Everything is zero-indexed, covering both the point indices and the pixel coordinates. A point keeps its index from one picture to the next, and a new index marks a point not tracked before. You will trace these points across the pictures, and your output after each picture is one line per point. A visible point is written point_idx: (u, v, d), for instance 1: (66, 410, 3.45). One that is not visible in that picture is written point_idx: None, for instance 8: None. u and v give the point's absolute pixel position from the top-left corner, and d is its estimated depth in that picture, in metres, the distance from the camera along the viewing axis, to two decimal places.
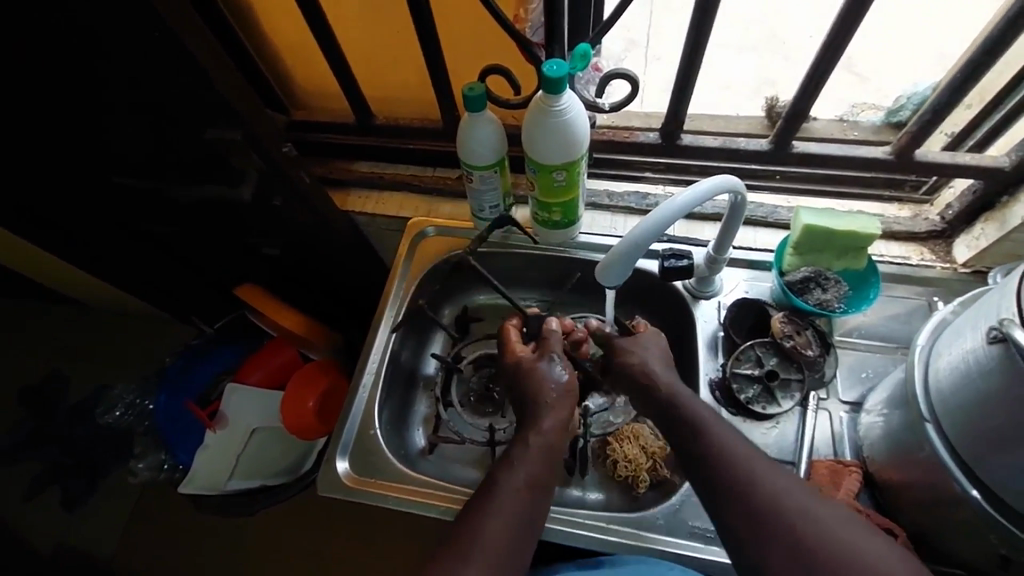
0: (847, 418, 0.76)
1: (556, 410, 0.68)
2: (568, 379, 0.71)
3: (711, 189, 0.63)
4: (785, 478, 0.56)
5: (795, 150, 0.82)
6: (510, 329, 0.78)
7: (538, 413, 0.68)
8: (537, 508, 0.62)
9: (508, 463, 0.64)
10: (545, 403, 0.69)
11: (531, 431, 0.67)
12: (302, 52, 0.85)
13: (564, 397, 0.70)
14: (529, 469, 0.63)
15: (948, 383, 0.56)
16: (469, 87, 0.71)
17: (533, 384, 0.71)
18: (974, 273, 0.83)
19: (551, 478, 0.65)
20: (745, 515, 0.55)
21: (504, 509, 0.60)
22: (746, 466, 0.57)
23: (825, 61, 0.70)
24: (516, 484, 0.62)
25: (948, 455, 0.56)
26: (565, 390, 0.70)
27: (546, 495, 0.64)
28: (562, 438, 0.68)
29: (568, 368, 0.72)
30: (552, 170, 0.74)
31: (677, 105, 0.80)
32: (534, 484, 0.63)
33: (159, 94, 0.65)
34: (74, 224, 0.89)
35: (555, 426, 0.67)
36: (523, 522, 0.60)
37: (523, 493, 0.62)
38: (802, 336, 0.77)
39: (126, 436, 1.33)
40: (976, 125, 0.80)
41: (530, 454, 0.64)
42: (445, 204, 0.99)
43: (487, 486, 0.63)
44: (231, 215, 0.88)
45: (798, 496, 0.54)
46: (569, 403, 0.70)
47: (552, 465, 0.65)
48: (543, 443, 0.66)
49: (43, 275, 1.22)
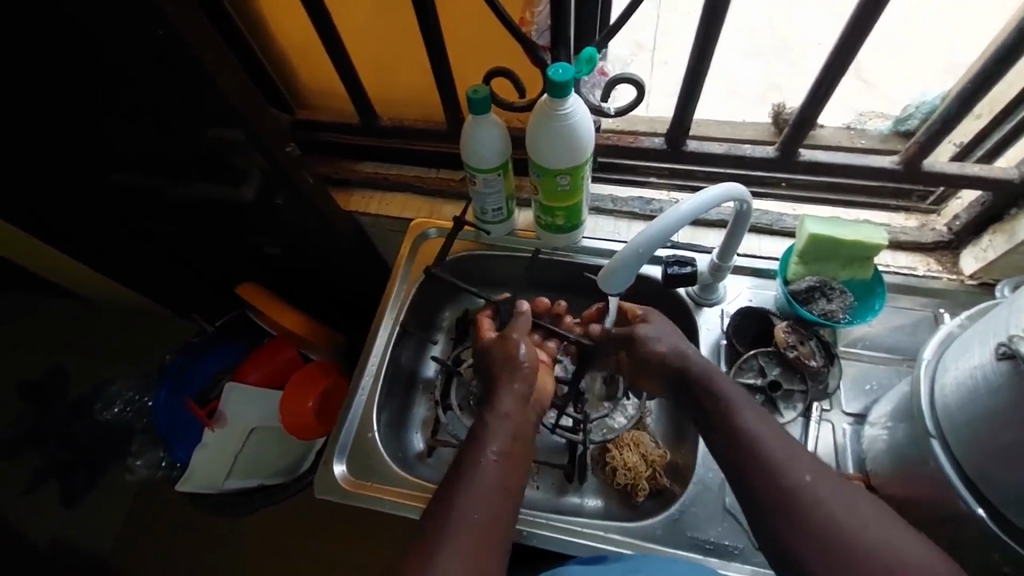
0: (850, 430, 0.75)
1: (509, 386, 0.69)
2: (525, 355, 0.71)
3: (717, 196, 0.62)
4: (822, 473, 0.56)
5: (802, 158, 0.82)
6: (483, 317, 0.81)
7: (494, 390, 0.69)
8: (511, 479, 0.62)
9: (478, 440, 0.64)
10: (500, 379, 0.70)
11: (487, 411, 0.67)
12: (307, 51, 0.84)
13: (514, 373, 0.70)
14: (499, 444, 0.64)
15: (955, 398, 0.55)
16: (473, 90, 0.71)
17: (491, 361, 0.72)
18: (981, 285, 0.82)
19: (522, 450, 0.65)
20: (775, 500, 0.56)
21: (480, 483, 0.60)
22: (774, 450, 0.58)
23: (835, 65, 0.69)
24: (488, 458, 0.62)
25: (954, 472, 0.55)
26: (520, 368, 0.70)
27: (519, 467, 0.64)
28: (524, 412, 0.68)
29: (527, 348, 0.72)
30: (556, 174, 0.74)
31: (683, 111, 0.79)
32: (505, 455, 0.63)
33: (161, 94, 0.65)
34: (80, 218, 0.89)
35: (513, 402, 0.67)
36: (497, 496, 0.60)
37: (494, 467, 0.62)
38: (806, 346, 0.76)
39: (125, 432, 1.32)
40: (985, 135, 0.79)
41: (494, 426, 0.65)
42: (448, 205, 0.98)
43: (460, 467, 0.62)
44: (235, 215, 0.88)
45: (832, 483, 0.55)
46: (521, 378, 0.69)
47: (519, 437, 0.66)
48: (504, 416, 0.66)
49: (46, 270, 1.22)
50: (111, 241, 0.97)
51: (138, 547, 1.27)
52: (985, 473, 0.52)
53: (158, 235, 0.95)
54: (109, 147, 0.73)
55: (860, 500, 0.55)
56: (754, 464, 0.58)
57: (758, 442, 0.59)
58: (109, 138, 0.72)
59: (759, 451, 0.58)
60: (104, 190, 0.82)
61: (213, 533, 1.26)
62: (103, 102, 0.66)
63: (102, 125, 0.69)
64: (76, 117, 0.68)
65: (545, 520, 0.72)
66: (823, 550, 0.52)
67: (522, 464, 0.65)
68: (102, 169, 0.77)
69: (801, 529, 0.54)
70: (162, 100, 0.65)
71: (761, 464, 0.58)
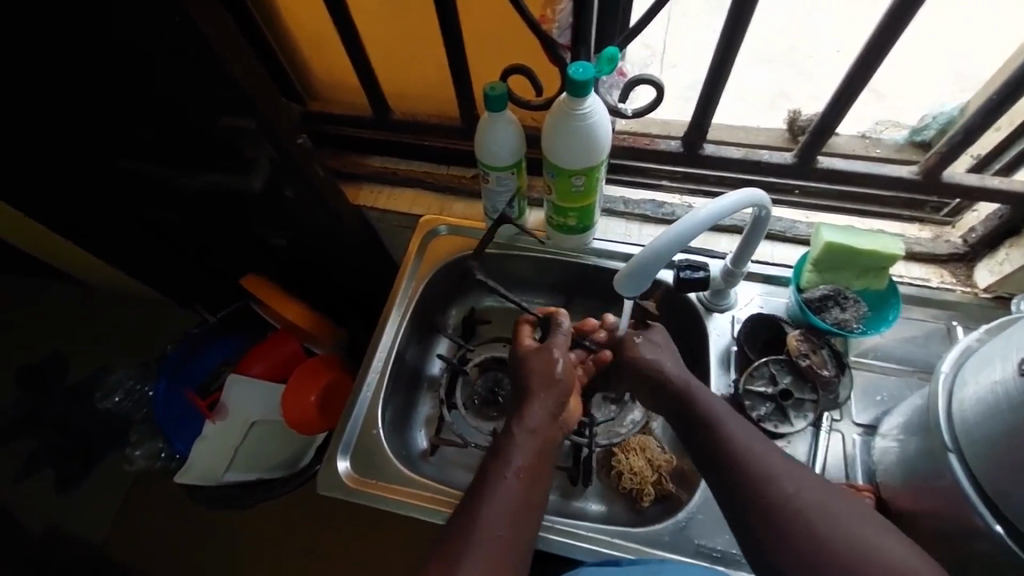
0: (860, 441, 0.74)
1: (541, 401, 0.68)
2: (562, 371, 0.70)
3: (736, 203, 0.62)
4: (798, 476, 0.57)
5: (819, 165, 0.81)
6: (524, 325, 0.78)
7: (524, 403, 0.68)
8: (533, 494, 0.62)
9: (502, 455, 0.64)
10: (535, 394, 0.68)
11: (515, 423, 0.66)
12: (321, 42, 0.83)
13: (550, 390, 0.69)
14: (524, 456, 0.63)
15: (974, 414, 0.54)
16: (490, 86, 0.70)
17: (526, 370, 0.71)
18: (995, 299, 0.82)
19: (545, 466, 0.64)
20: (761, 501, 0.56)
21: (503, 497, 0.60)
22: (756, 464, 0.58)
23: (859, 73, 0.68)
24: (511, 473, 0.62)
25: (970, 486, 0.54)
26: (558, 381, 0.70)
27: (543, 480, 0.64)
28: (553, 429, 0.67)
29: (566, 364, 0.71)
30: (572, 174, 0.73)
31: (702, 114, 0.78)
32: (528, 468, 0.63)
33: (178, 82, 0.64)
34: (87, 202, 0.88)
35: (542, 417, 0.67)
36: (520, 510, 0.60)
37: (517, 483, 0.61)
38: (818, 354, 0.75)
39: (124, 422, 1.31)
40: (1003, 148, 0.78)
41: (520, 442, 0.64)
42: (457, 202, 0.97)
43: (482, 481, 0.62)
44: (244, 205, 0.87)
45: (808, 486, 0.56)
46: (554, 395, 0.68)
47: (544, 453, 0.65)
48: (531, 430, 0.66)
49: (63, 261, 1.24)
50: (117, 227, 0.96)
51: (133, 538, 1.26)
52: (1000, 489, 0.52)
53: (165, 223, 0.94)
54: (119, 132, 0.72)
55: (836, 501, 0.55)
56: (741, 479, 0.58)
57: (744, 453, 0.59)
58: (119, 124, 0.71)
59: (744, 462, 0.58)
60: (113, 175, 0.81)
61: (211, 526, 1.26)
62: (115, 86, 0.65)
63: (115, 108, 0.68)
64: (87, 101, 0.67)
65: (549, 523, 0.72)
66: (806, 551, 0.52)
67: (545, 478, 0.64)
68: (111, 155, 0.76)
69: (791, 538, 0.53)
70: (177, 86, 0.64)
71: (749, 477, 0.57)
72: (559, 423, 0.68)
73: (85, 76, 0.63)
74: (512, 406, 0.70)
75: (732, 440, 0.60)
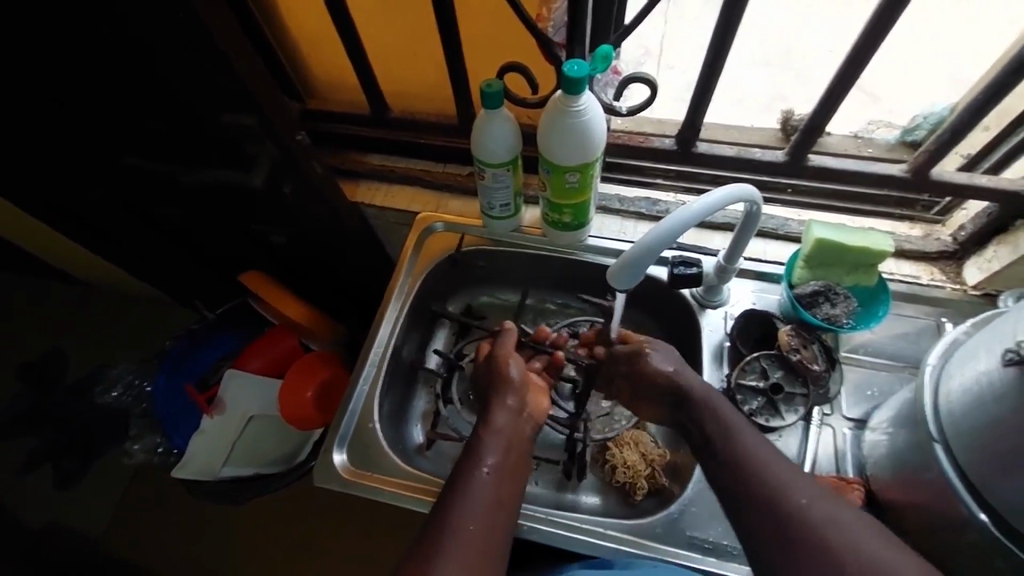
0: (850, 434, 0.75)
1: (501, 404, 0.70)
2: (516, 374, 0.73)
3: (723, 199, 0.63)
4: (784, 466, 0.59)
5: (811, 163, 0.83)
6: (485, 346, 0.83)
7: (487, 409, 0.70)
8: (505, 490, 0.63)
9: (474, 454, 0.65)
10: (494, 399, 0.71)
11: (483, 426, 0.68)
12: (320, 42, 0.84)
13: (507, 393, 0.71)
14: (497, 456, 0.65)
15: (959, 405, 0.55)
16: (486, 83, 0.71)
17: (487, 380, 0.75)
18: (984, 295, 0.83)
19: (518, 464, 0.66)
20: (746, 490, 0.59)
21: (475, 495, 0.61)
22: (765, 470, 0.59)
23: (849, 73, 0.70)
24: (482, 471, 0.63)
25: (956, 477, 0.55)
26: (514, 388, 0.72)
27: (516, 479, 0.65)
28: (519, 426, 0.69)
29: (517, 367, 0.74)
30: (566, 171, 0.74)
31: (695, 112, 0.80)
32: (499, 467, 0.64)
33: (179, 77, 0.65)
34: (89, 198, 0.89)
35: (505, 416, 0.69)
36: (494, 506, 0.61)
37: (488, 480, 0.62)
38: (809, 350, 0.77)
39: (123, 416, 1.30)
40: (992, 147, 0.79)
41: (490, 442, 0.66)
42: (454, 199, 0.99)
43: (457, 480, 0.63)
44: (244, 201, 0.87)
45: (788, 475, 0.58)
46: (515, 395, 0.71)
47: (513, 451, 0.67)
48: (498, 431, 0.67)
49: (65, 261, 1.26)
50: (119, 223, 0.97)
51: (132, 535, 1.27)
52: (984, 478, 0.53)
53: (165, 218, 0.95)
54: (123, 126, 0.73)
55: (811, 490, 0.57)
56: (747, 493, 0.58)
57: (754, 467, 0.59)
58: (122, 118, 0.72)
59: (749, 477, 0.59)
60: (113, 170, 0.82)
61: (209, 521, 1.26)
62: (120, 80, 0.66)
63: (117, 103, 0.69)
64: (95, 94, 0.68)
65: (545, 515, 0.72)
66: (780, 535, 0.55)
67: (517, 475, 0.65)
68: (114, 150, 0.78)
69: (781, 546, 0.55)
70: (180, 82, 0.65)
71: (755, 493, 0.58)
72: (524, 419, 0.70)
73: (91, 70, 0.64)
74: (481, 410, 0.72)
75: (741, 456, 0.60)
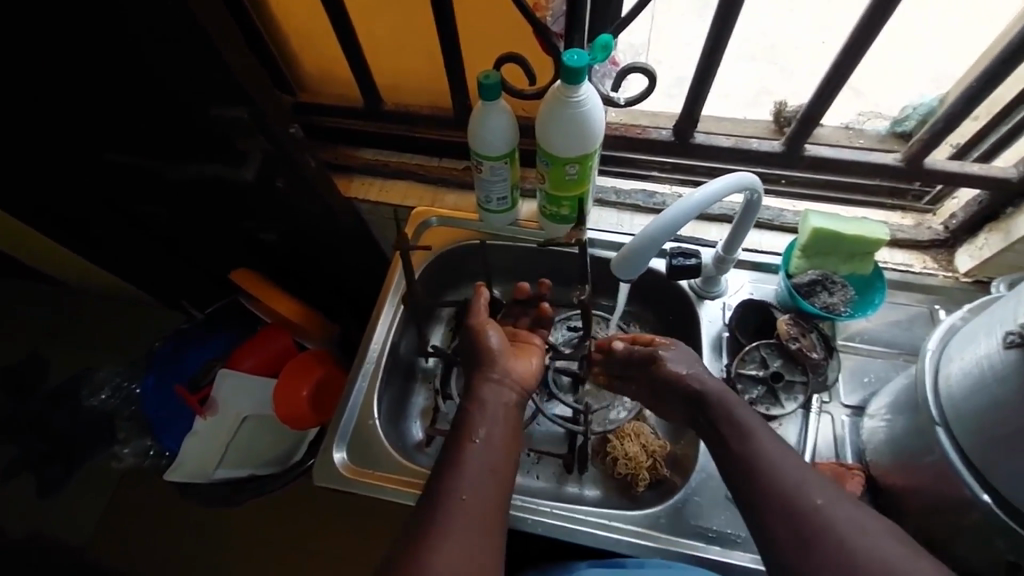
0: (849, 421, 0.76)
1: (487, 379, 0.68)
2: (497, 344, 0.71)
3: (724, 188, 0.63)
4: (797, 466, 0.57)
5: (807, 154, 0.83)
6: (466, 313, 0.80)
7: (473, 383, 0.68)
8: (499, 460, 0.62)
9: (464, 429, 0.64)
10: (477, 373, 0.69)
11: (469, 400, 0.67)
12: (311, 34, 0.83)
13: (491, 364, 0.69)
14: (490, 429, 0.64)
15: (960, 389, 0.56)
16: (484, 75, 0.70)
17: (470, 351, 0.72)
18: (975, 282, 0.84)
19: (512, 438, 0.65)
20: (762, 492, 0.57)
21: (467, 472, 0.60)
22: (779, 473, 0.57)
23: (843, 67, 0.70)
24: (473, 445, 0.62)
25: (958, 458, 0.56)
26: (496, 361, 0.69)
27: (510, 452, 0.64)
28: (505, 396, 0.67)
29: (498, 336, 0.72)
30: (565, 162, 0.74)
31: (693, 101, 0.79)
32: (492, 438, 0.63)
33: (167, 67, 0.63)
34: (73, 196, 0.86)
35: (491, 390, 0.67)
36: (489, 479, 0.61)
37: (480, 453, 0.62)
38: (807, 338, 0.77)
39: (110, 420, 1.25)
40: (981, 137, 0.81)
41: (478, 416, 0.65)
42: (450, 193, 0.98)
43: (447, 458, 0.62)
44: (235, 197, 0.86)
45: (801, 474, 0.56)
46: (499, 366, 0.69)
47: (508, 422, 0.66)
48: (485, 405, 0.66)
49: (40, 260, 1.21)
50: (103, 221, 0.94)
51: (121, 542, 1.24)
52: (987, 461, 0.53)
53: (151, 217, 0.93)
54: (108, 119, 0.71)
55: (824, 489, 0.55)
56: (769, 493, 0.56)
57: (772, 466, 0.58)
58: (109, 111, 0.70)
59: (770, 476, 0.57)
60: (96, 167, 0.80)
61: (202, 523, 1.24)
62: (103, 69, 0.63)
63: (101, 96, 0.67)
64: (78, 87, 0.66)
65: (549, 508, 0.72)
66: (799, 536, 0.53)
67: (511, 446, 0.64)
68: (98, 146, 0.76)
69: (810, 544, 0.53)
70: (169, 73, 0.64)
71: (776, 494, 0.56)
72: (507, 388, 0.68)
73: (69, 60, 0.62)
74: (465, 384, 0.70)
75: (757, 456, 0.59)
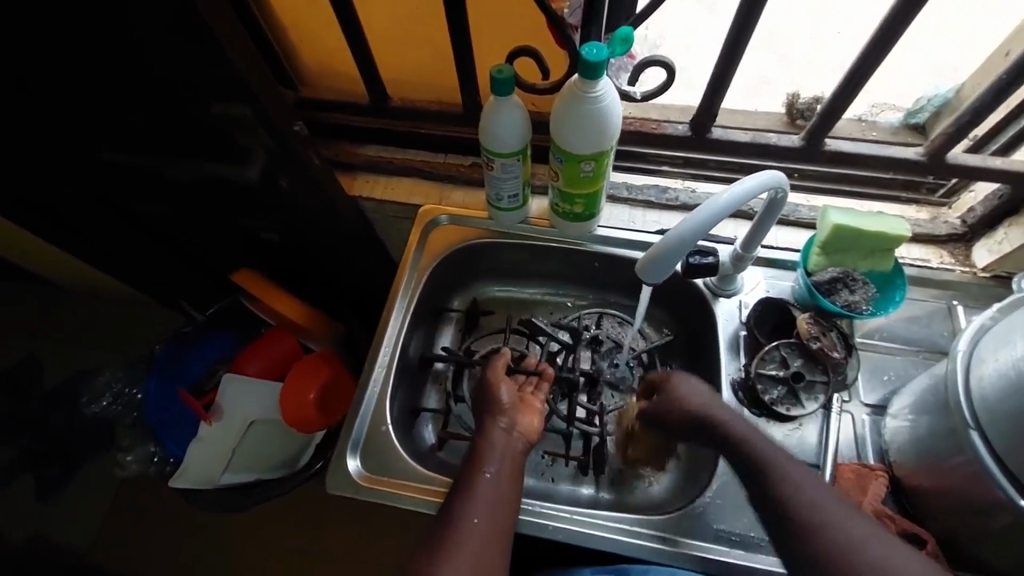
0: (869, 420, 0.75)
1: (495, 424, 0.70)
2: (508, 397, 0.73)
3: (755, 187, 0.61)
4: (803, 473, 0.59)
5: (827, 148, 0.81)
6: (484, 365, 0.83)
7: (485, 425, 0.71)
8: (506, 491, 0.63)
9: (475, 462, 0.66)
10: (486, 418, 0.72)
11: (479, 437, 0.69)
12: (313, 28, 0.80)
13: (500, 412, 0.72)
14: (501, 464, 0.66)
15: (994, 390, 0.55)
16: (497, 69, 0.68)
17: (482, 395, 0.75)
18: (994, 277, 0.83)
19: (519, 471, 0.67)
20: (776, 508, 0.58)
21: (478, 497, 0.62)
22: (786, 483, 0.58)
23: (867, 62, 0.68)
24: (485, 475, 0.64)
25: (993, 462, 0.55)
26: (505, 409, 0.72)
27: (515, 483, 0.65)
28: (511, 442, 0.69)
29: (508, 390, 0.74)
30: (580, 159, 0.72)
31: (711, 97, 0.77)
32: (500, 474, 0.65)
33: (168, 65, 0.60)
34: (72, 199, 0.84)
35: (500, 434, 0.69)
36: (498, 502, 0.62)
37: (492, 482, 0.63)
38: (828, 337, 0.76)
39: (111, 427, 1.22)
40: (1000, 129, 0.79)
41: (489, 451, 0.67)
42: (457, 190, 0.95)
43: (460, 484, 0.64)
44: (238, 197, 0.84)
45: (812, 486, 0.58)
46: (507, 415, 0.72)
47: (512, 462, 0.67)
48: (496, 443, 0.68)
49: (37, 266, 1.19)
50: (103, 224, 0.91)
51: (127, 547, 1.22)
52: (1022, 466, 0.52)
53: (152, 218, 0.91)
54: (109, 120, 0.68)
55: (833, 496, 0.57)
56: (781, 504, 0.58)
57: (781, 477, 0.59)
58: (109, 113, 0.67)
59: (813, 494, 0.57)
60: (95, 169, 0.77)
61: (209, 526, 1.23)
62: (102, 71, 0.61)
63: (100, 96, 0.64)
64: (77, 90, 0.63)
65: (569, 514, 0.71)
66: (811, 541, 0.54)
67: (516, 480, 0.65)
68: (93, 149, 0.73)
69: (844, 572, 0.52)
70: (171, 72, 0.61)
71: (811, 520, 0.55)
72: (514, 438, 0.70)
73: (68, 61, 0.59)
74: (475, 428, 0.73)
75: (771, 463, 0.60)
